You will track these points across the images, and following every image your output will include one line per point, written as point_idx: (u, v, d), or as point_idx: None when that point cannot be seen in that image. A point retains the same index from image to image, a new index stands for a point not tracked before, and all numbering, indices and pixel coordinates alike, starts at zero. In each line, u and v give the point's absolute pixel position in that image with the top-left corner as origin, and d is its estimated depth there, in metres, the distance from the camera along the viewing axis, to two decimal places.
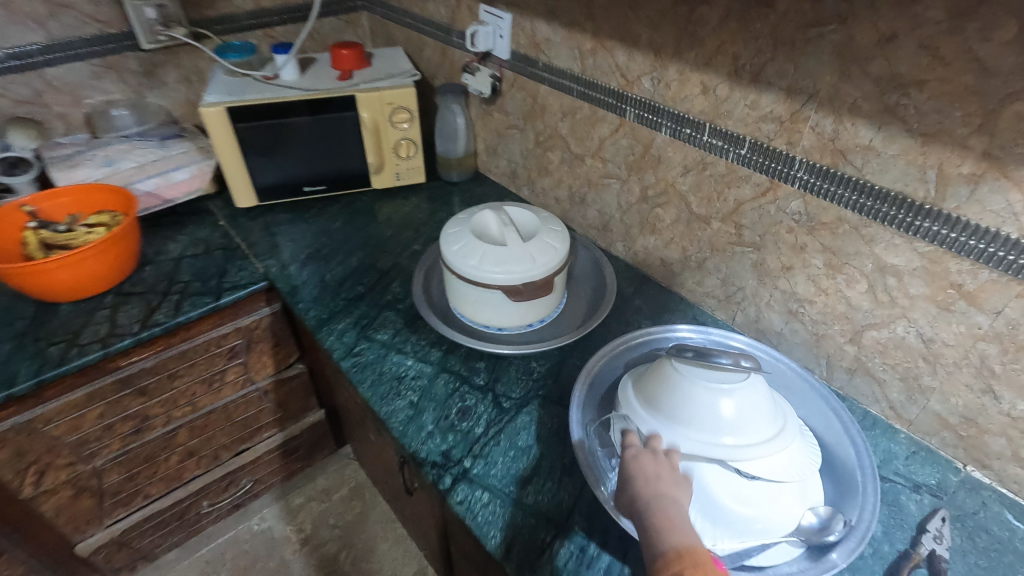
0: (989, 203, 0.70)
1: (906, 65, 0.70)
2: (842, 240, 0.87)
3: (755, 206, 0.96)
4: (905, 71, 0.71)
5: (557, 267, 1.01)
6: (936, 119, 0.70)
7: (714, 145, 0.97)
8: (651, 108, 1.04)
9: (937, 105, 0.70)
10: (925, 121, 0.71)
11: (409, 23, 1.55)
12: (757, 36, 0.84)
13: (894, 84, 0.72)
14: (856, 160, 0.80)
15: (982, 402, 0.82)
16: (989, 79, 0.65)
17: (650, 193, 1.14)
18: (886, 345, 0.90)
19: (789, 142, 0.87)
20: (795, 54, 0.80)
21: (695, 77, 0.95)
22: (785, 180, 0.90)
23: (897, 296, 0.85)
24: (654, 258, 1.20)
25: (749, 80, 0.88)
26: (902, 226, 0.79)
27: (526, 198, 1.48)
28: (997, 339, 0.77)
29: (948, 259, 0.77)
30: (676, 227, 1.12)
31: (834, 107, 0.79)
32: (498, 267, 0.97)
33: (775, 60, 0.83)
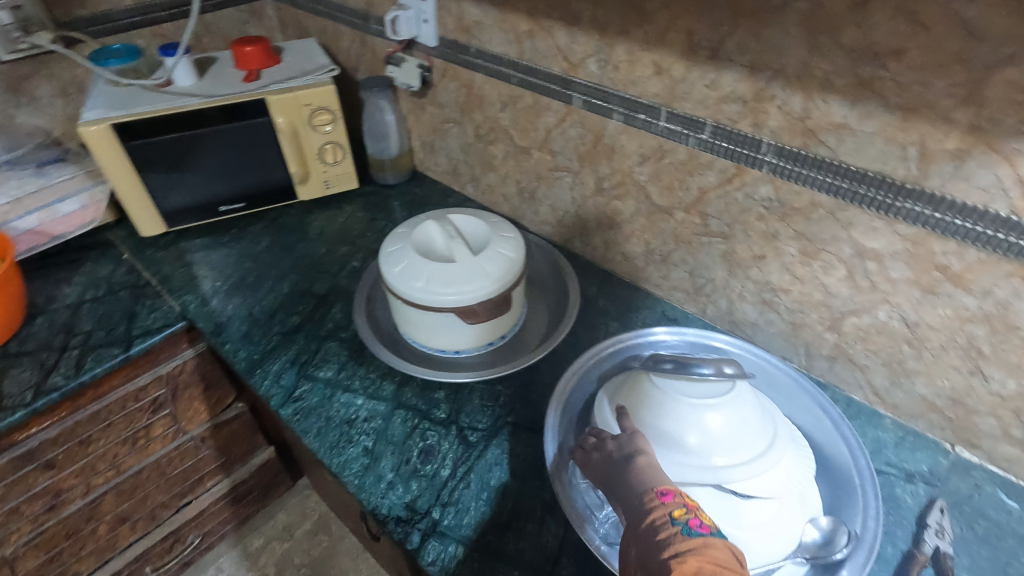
0: (977, 179, 0.65)
1: (883, 34, 0.63)
2: (816, 226, 0.81)
3: (721, 194, 0.89)
4: (882, 40, 0.64)
5: (514, 280, 0.91)
6: (917, 91, 0.64)
7: (672, 131, 0.89)
8: (599, 94, 0.95)
9: (918, 77, 0.63)
10: (906, 94, 0.65)
11: (321, 11, 1.38)
12: (714, 8, 0.75)
13: (869, 55, 0.65)
14: (829, 140, 0.73)
15: (971, 383, 0.77)
16: (976, 45, 0.59)
17: (605, 185, 1.04)
18: (868, 331, 0.83)
19: (754, 123, 0.79)
20: (758, 27, 0.72)
21: (647, 56, 0.85)
22: (752, 165, 0.82)
23: (877, 281, 0.78)
24: (615, 253, 1.12)
25: (707, 58, 0.79)
26: (882, 208, 0.73)
27: (470, 197, 1.37)
28: (986, 320, 0.71)
29: (933, 240, 0.71)
30: (636, 220, 1.03)
31: (803, 84, 0.72)
32: (449, 287, 0.86)
33: (736, 34, 0.75)
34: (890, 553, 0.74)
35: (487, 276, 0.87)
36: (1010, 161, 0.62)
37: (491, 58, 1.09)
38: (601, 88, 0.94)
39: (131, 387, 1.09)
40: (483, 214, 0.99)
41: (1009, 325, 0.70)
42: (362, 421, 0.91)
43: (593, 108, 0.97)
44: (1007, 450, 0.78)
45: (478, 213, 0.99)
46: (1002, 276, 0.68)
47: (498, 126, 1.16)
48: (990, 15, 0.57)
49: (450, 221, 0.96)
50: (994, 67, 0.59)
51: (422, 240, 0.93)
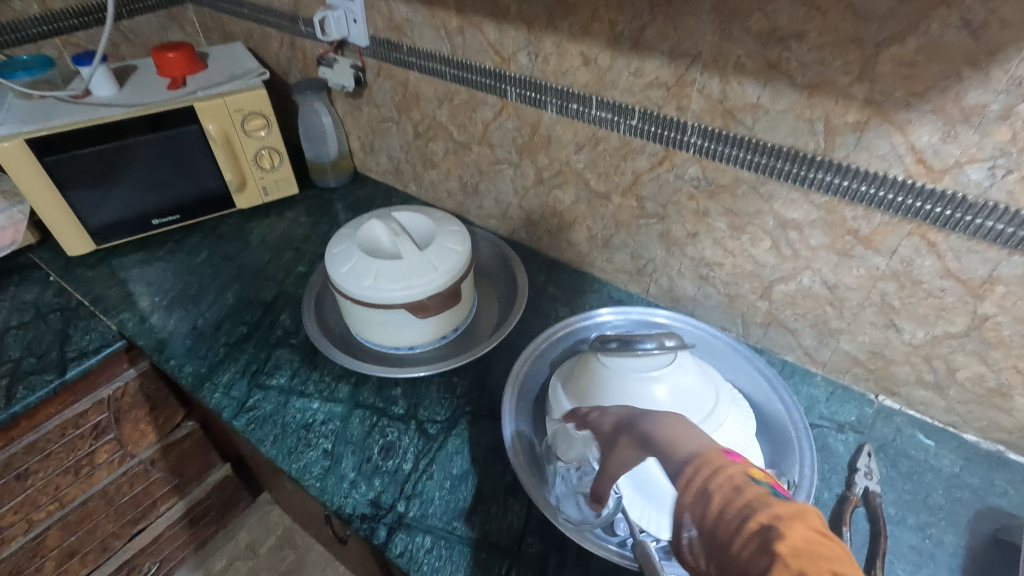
0: (875, 148, 0.71)
1: (784, 18, 0.69)
2: (742, 201, 0.86)
3: (654, 177, 0.93)
4: (784, 24, 0.69)
5: (462, 273, 0.92)
6: (819, 70, 0.70)
7: (603, 119, 0.92)
8: (532, 86, 0.97)
9: (818, 57, 0.69)
10: (809, 72, 0.71)
11: (246, 14, 1.35)
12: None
13: (774, 38, 0.71)
14: (746, 119, 0.78)
15: (887, 336, 0.84)
16: (865, 25, 0.65)
17: (545, 174, 1.07)
18: (795, 296, 0.89)
19: (678, 107, 0.84)
20: (674, 16, 0.76)
21: (574, 47, 0.88)
22: (680, 147, 0.87)
23: (799, 248, 0.84)
24: (560, 241, 1.15)
25: (630, 47, 0.83)
26: (797, 180, 0.79)
27: (414, 195, 1.37)
28: (894, 277, 0.78)
29: (844, 207, 0.77)
30: (577, 207, 1.07)
31: (719, 67, 0.77)
32: (398, 284, 0.86)
33: (655, 23, 0.79)
34: (827, 497, 0.80)
35: (435, 269, 0.88)
36: (902, 129, 0.68)
37: (424, 55, 1.09)
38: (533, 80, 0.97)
39: (69, 414, 1.04)
40: (428, 210, 1.00)
41: (914, 280, 0.77)
42: (320, 426, 0.90)
43: (529, 100, 0.99)
44: (922, 394, 0.86)
45: (422, 210, 1.00)
46: (904, 235, 0.74)
47: (435, 123, 1.17)
48: None
49: (399, 219, 0.96)
50: (881, 44, 0.64)
51: (366, 240, 0.93)
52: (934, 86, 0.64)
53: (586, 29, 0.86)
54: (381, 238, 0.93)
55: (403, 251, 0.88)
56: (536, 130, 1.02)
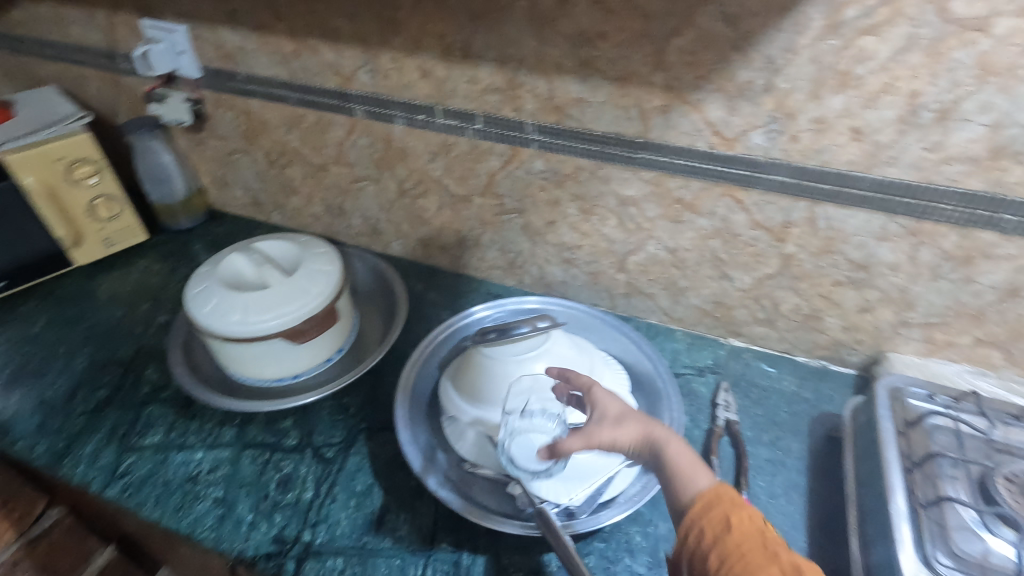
0: (682, 127, 0.82)
1: (586, 20, 0.78)
2: (586, 185, 0.94)
3: (507, 174, 0.99)
4: (587, 26, 0.78)
5: (335, 292, 0.92)
6: (622, 63, 0.80)
7: (451, 126, 0.97)
8: (374, 101, 1.00)
9: (620, 52, 0.79)
10: (617, 67, 0.80)
11: (53, 55, 1.24)
12: (454, 11, 0.84)
13: (582, 40, 0.80)
14: (574, 112, 0.87)
15: (723, 286, 0.97)
16: (652, 22, 0.75)
17: (406, 186, 1.10)
18: (647, 265, 1.00)
19: (515, 108, 0.90)
20: (493, 24, 0.83)
21: (410, 63, 0.92)
22: (524, 143, 0.94)
23: (641, 222, 0.95)
24: (433, 249, 1.18)
25: (461, 56, 0.88)
26: (626, 160, 0.89)
27: (280, 224, 1.33)
28: (719, 234, 0.91)
29: (668, 179, 0.88)
30: (443, 214, 1.11)
31: (542, 66, 0.84)
32: (268, 312, 0.85)
33: (479, 32, 0.85)
34: (695, 434, 0.90)
35: (306, 292, 0.88)
36: (698, 109, 0.80)
37: (260, 80, 1.07)
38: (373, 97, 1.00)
39: None
40: (290, 237, 0.98)
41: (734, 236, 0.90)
42: (205, 474, 0.86)
43: (376, 114, 1.01)
44: (759, 331, 1.00)
45: (283, 238, 0.98)
46: (718, 197, 0.86)
47: (285, 147, 1.16)
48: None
49: (263, 253, 0.95)
50: (668, 37, 0.75)
51: (229, 271, 0.91)
52: (712, 69, 0.76)
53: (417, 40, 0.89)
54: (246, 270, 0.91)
55: (276, 277, 0.88)
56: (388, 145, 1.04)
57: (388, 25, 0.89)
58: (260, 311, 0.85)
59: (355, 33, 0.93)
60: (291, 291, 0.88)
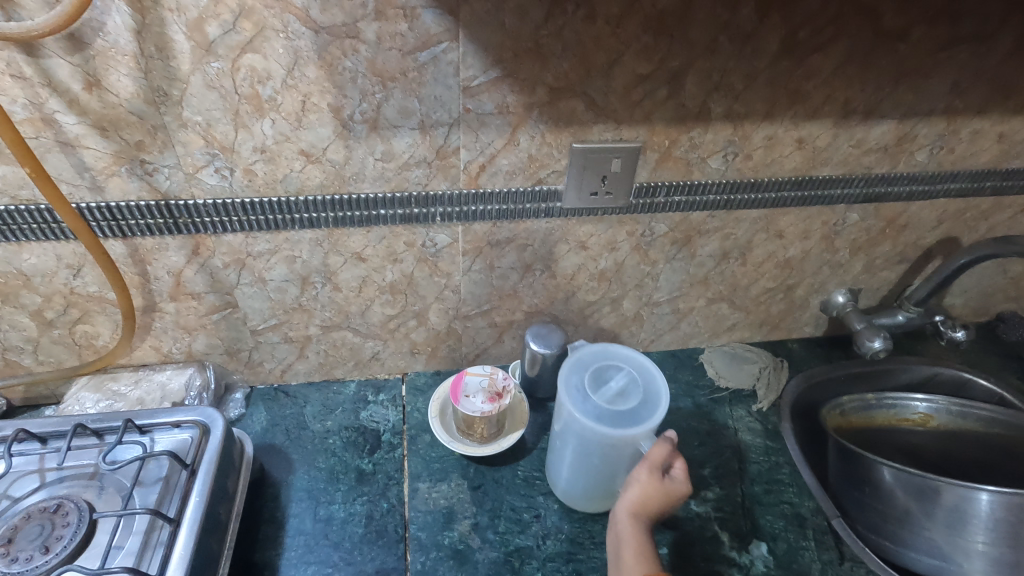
0: (515, 210, 0.66)
1: (491, 104, 0.57)
2: (445, 267, 0.70)
3: (165, 273, 0.65)
4: (508, 110, 0.57)
5: (50, 548, 0.51)
6: (450, 165, 0.60)
7: (131, 217, 0.58)
8: (310, 206, 0.61)
9: (468, 153, 0.60)
10: (508, 162, 0.61)
11: None
12: (157, 145, 0.54)
13: (506, 124, 0.58)
14: (473, 164, 0.61)
15: (533, 273, 0.74)
16: (438, 124, 0.57)
17: (53, 304, 0.65)
18: (492, 296, 0.75)
19: (446, 185, 0.62)
20: (408, 185, 0.61)
21: (99, 129, 0.52)
22: (237, 208, 0.60)
23: (408, 292, 0.73)
24: (60, 508, 0.54)
25: (250, 107, 0.53)
26: (527, 215, 0.67)
27: (18, 399, 0.75)
28: (513, 278, 0.74)
29: (568, 254, 0.73)
30: (222, 213, 0.60)
31: (549, 116, 0.58)
32: (594, 458, 0.64)
33: (283, 255, 0.65)
34: None
35: (653, 423, 0.61)
36: (667, 163, 0.65)
37: (121, 49, 0.48)
38: (212, 220, 0.60)
39: None
40: (346, 334, 0.76)
41: (576, 266, 0.74)
42: None
43: (360, 206, 0.62)
44: (794, 508, 0.73)
45: (354, 343, 0.77)
46: (485, 256, 0.70)
47: (64, 296, 0.65)
48: (439, 109, 0.56)
49: None
50: (467, 118, 0.57)
51: (180, 398, 0.71)
52: (700, 103, 0.60)
53: (493, 145, 0.60)
54: (116, 442, 0.58)
55: (161, 452, 0.56)
56: (449, 220, 0.65)
57: (448, 83, 0.55)
58: (69, 538, 0.51)
59: (351, 82, 0.53)
60: (621, 456, 0.64)
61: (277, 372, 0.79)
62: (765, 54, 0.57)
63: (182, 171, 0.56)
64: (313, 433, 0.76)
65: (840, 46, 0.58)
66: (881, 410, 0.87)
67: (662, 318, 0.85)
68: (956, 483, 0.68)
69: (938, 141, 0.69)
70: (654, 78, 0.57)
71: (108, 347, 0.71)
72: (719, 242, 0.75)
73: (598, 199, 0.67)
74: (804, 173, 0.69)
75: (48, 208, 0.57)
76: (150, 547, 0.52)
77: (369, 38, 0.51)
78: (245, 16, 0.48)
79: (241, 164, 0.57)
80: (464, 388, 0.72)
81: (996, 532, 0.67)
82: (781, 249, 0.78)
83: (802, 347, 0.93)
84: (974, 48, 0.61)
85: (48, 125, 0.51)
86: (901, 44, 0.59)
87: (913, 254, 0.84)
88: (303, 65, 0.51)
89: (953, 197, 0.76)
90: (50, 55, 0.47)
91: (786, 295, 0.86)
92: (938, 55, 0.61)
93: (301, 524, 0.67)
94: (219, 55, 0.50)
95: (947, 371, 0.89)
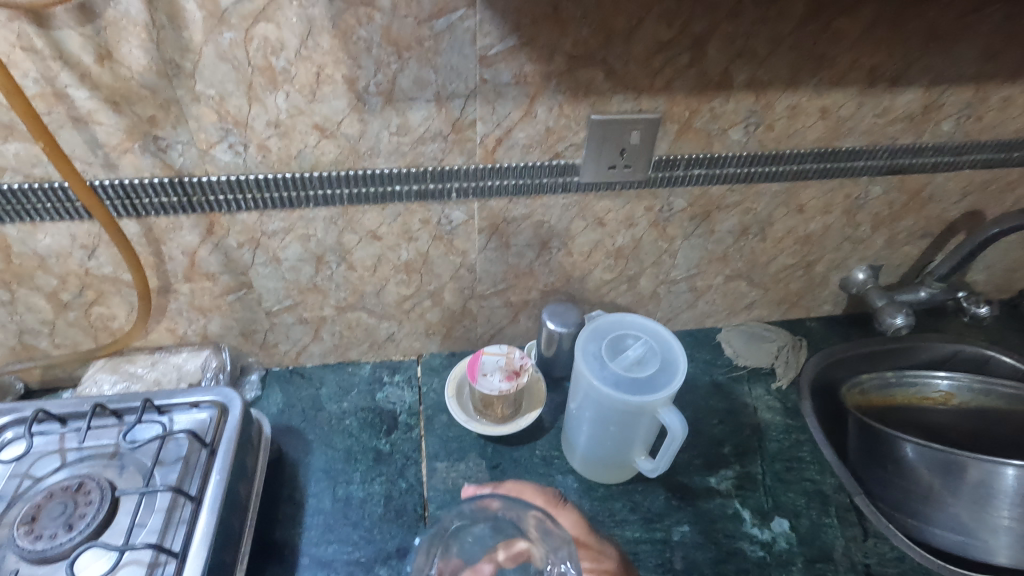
0: (531, 185, 0.65)
1: (509, 74, 0.55)
2: (460, 244, 0.69)
3: (179, 253, 0.64)
4: (525, 80, 0.56)
5: (73, 526, 0.51)
6: (466, 139, 0.59)
7: (145, 195, 0.58)
8: (325, 183, 0.60)
9: (485, 125, 0.59)
10: (525, 135, 0.60)
11: None
12: (169, 119, 0.53)
13: (523, 94, 0.57)
14: (490, 138, 0.60)
15: (549, 250, 0.73)
16: (454, 96, 0.56)
17: (67, 285, 0.65)
18: (508, 274, 0.74)
19: (462, 159, 0.61)
20: (424, 160, 0.60)
21: (111, 103, 0.51)
22: (251, 186, 0.59)
23: (424, 271, 0.72)
24: (81, 486, 0.53)
25: (263, 79, 0.52)
26: (544, 190, 0.65)
27: (36, 382, 0.75)
28: (529, 256, 0.73)
29: (585, 231, 0.71)
30: (236, 191, 0.59)
31: (567, 86, 0.57)
32: (612, 425, 0.64)
33: (297, 233, 0.64)
34: None
35: (670, 390, 0.59)
36: (686, 135, 0.63)
37: (132, 19, 0.47)
38: (227, 198, 0.59)
39: None
40: (361, 315, 0.76)
41: (593, 243, 0.73)
42: None
43: (375, 182, 0.61)
44: (816, 484, 0.72)
45: (369, 324, 0.77)
46: (501, 233, 0.69)
47: (79, 277, 0.64)
48: (455, 79, 0.55)
49: None
50: (484, 88, 0.56)
51: (196, 380, 0.70)
52: (722, 71, 0.59)
53: (510, 118, 0.59)
54: (136, 421, 0.58)
55: (180, 431, 0.56)
56: (465, 196, 0.64)
57: (464, 52, 0.53)
58: (92, 516, 0.51)
59: (366, 52, 0.52)
60: (639, 423, 0.63)
61: (292, 354, 0.79)
62: (790, 17, 0.56)
63: (196, 147, 0.55)
64: (330, 414, 0.76)
65: (867, 9, 0.57)
66: (901, 388, 0.87)
67: (680, 297, 0.84)
68: (981, 457, 0.69)
69: (965, 109, 0.67)
70: (675, 45, 0.56)
71: (124, 329, 0.71)
72: (738, 217, 0.74)
73: (616, 173, 0.65)
74: (826, 145, 0.68)
75: (61, 187, 0.57)
76: (173, 525, 0.52)
77: (384, 6, 0.49)
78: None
79: (255, 139, 0.56)
80: (481, 366, 0.72)
81: (1022, 508, 0.66)
82: (801, 224, 0.77)
83: (821, 326, 0.92)
84: (1006, 10, 0.59)
85: (60, 100, 0.50)
86: (931, 5, 0.57)
87: (936, 228, 0.82)
88: (316, 35, 0.50)
89: (979, 168, 0.74)
90: (61, 26, 0.46)
91: (805, 272, 0.85)
92: (969, 17, 0.59)
93: (320, 504, 0.67)
94: (232, 25, 0.49)
95: (969, 348, 0.88)
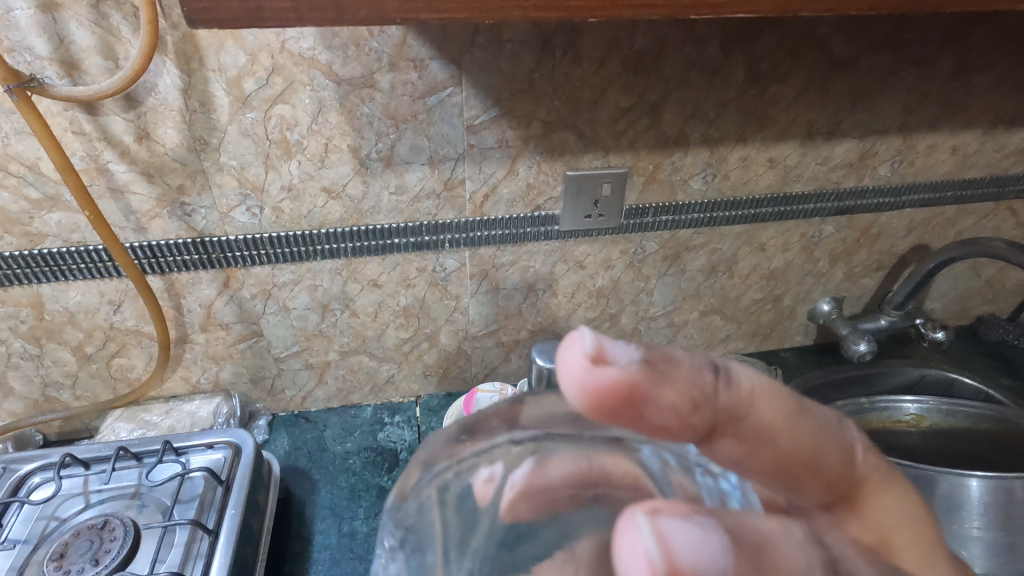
0: (517, 234, 0.72)
1: (493, 139, 0.63)
2: (453, 290, 0.76)
3: (197, 307, 0.70)
4: (507, 143, 0.64)
5: (99, 560, 0.54)
6: (457, 195, 0.67)
7: (169, 254, 0.64)
8: (331, 238, 0.67)
9: (473, 183, 0.66)
10: (508, 190, 0.68)
11: None
12: (194, 185, 0.60)
13: (506, 155, 0.65)
14: (478, 195, 0.67)
15: (536, 293, 0.79)
16: (445, 159, 0.64)
17: (92, 338, 0.70)
18: (499, 315, 0.81)
19: (455, 214, 0.68)
20: (419, 214, 0.68)
21: (144, 175, 0.58)
22: (265, 243, 0.66)
23: (420, 316, 0.78)
24: (108, 523, 0.58)
25: (279, 150, 0.60)
26: (528, 238, 0.73)
27: (54, 433, 0.79)
28: (517, 300, 0.79)
29: (567, 273, 0.78)
30: (252, 248, 0.66)
31: (544, 147, 0.65)
32: None
33: (305, 284, 0.71)
34: None
35: None
36: (653, 185, 0.72)
37: (169, 105, 0.55)
38: (242, 254, 0.66)
39: None
40: (363, 359, 0.81)
41: (576, 286, 0.80)
42: None
43: (376, 236, 0.68)
44: None
45: (370, 367, 0.82)
46: (491, 277, 0.76)
47: (104, 331, 0.70)
48: (445, 144, 0.63)
49: None
50: (470, 151, 0.64)
51: (209, 424, 0.75)
52: (680, 130, 0.67)
53: (495, 176, 0.66)
54: (156, 462, 0.63)
55: (198, 470, 0.61)
56: (457, 246, 0.71)
57: (453, 122, 0.62)
58: (116, 551, 0.55)
59: (368, 125, 0.60)
60: None
61: (298, 399, 0.84)
62: (732, 85, 0.65)
63: (217, 211, 0.62)
64: (334, 454, 0.80)
65: (799, 76, 0.66)
66: (874, 412, 0.91)
67: (660, 332, 0.90)
68: (948, 470, 0.72)
69: (897, 155, 0.76)
70: (635, 110, 0.65)
71: (141, 379, 0.76)
72: (707, 257, 0.81)
73: (592, 222, 0.73)
74: (779, 190, 0.76)
75: (96, 249, 0.63)
76: (192, 558, 0.56)
77: (384, 87, 0.58)
78: (277, 73, 0.55)
79: (271, 202, 0.63)
80: (476, 403, 0.77)
81: (989, 517, 0.70)
82: (765, 261, 0.84)
83: (795, 356, 0.98)
84: (917, 73, 0.69)
85: (101, 174, 0.58)
86: (852, 71, 0.67)
87: (889, 261, 0.90)
88: (326, 112, 0.58)
89: (918, 207, 0.83)
90: (108, 113, 0.54)
91: (775, 305, 0.91)
92: (888, 79, 0.69)
93: (326, 539, 0.70)
94: (254, 107, 0.57)
95: (933, 372, 0.94)
